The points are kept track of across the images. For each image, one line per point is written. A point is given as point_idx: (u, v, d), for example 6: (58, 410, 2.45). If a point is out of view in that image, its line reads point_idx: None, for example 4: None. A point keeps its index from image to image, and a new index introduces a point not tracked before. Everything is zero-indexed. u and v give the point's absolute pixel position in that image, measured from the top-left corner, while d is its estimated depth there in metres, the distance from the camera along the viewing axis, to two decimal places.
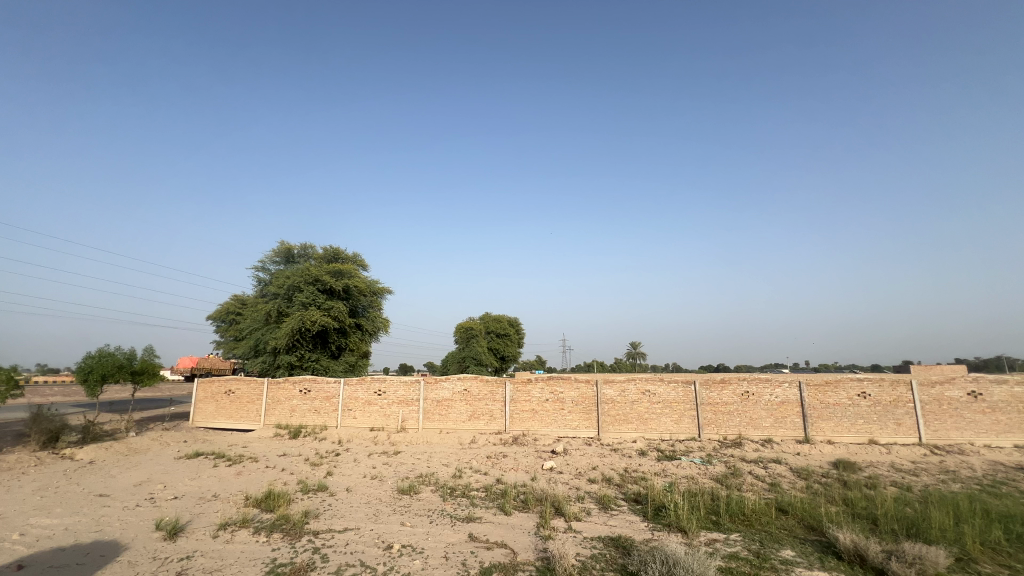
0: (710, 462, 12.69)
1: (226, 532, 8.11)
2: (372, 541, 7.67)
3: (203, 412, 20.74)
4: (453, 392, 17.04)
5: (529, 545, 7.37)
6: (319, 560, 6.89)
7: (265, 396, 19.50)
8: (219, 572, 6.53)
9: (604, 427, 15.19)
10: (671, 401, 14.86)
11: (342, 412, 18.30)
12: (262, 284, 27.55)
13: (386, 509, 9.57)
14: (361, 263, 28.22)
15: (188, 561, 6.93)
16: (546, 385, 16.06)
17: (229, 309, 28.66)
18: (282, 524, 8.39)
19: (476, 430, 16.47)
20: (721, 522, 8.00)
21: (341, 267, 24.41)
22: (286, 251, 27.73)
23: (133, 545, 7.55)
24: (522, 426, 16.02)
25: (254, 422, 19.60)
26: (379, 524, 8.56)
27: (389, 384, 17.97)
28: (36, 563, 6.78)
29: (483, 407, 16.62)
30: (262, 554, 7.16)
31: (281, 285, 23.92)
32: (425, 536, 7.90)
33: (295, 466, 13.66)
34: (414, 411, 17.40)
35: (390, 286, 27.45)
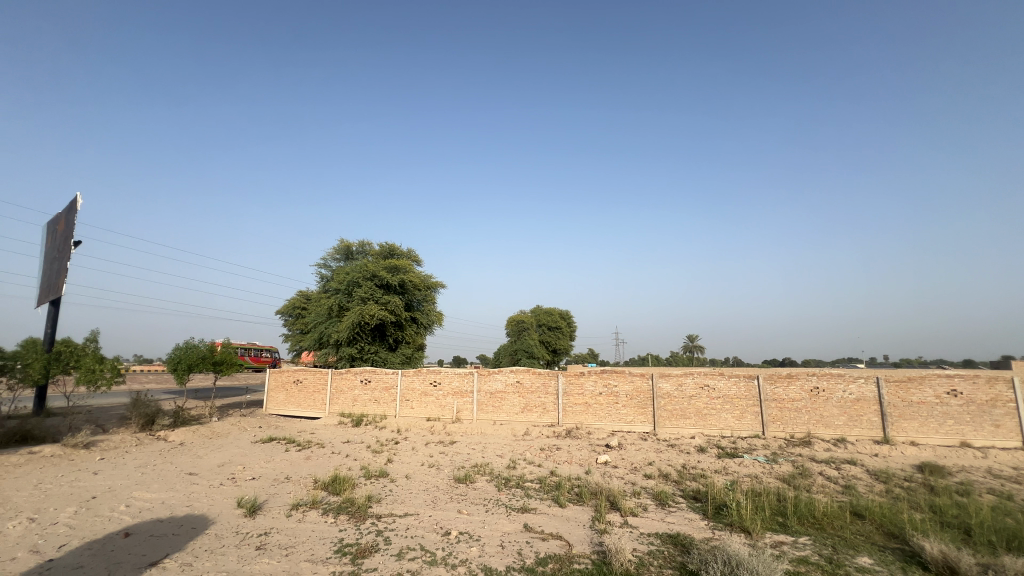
0: (776, 461, 12.04)
1: (298, 512, 8.70)
2: (430, 526, 7.94)
3: (275, 400, 22.28)
4: (506, 384, 17.25)
5: (584, 538, 7.36)
6: (383, 542, 7.24)
7: (330, 385, 20.64)
8: (293, 549, 7.03)
9: (660, 422, 14.81)
10: (733, 396, 14.22)
11: (401, 402, 19.02)
12: (324, 281, 29.10)
13: (443, 497, 9.86)
14: (415, 259, 29.11)
15: (267, 536, 7.51)
16: (600, 379, 15.86)
17: (295, 304, 30.48)
18: (348, 507, 8.89)
19: (529, 423, 16.58)
20: (789, 524, 7.60)
21: (397, 262, 25.33)
22: (345, 249, 29.11)
23: (219, 519, 8.29)
24: (576, 419, 15.94)
25: (320, 410, 20.81)
26: (438, 511, 8.87)
27: (444, 376, 18.46)
28: (139, 532, 7.61)
29: (535, 399, 16.69)
30: (330, 533, 7.62)
31: (342, 280, 25.12)
32: (481, 524, 8.09)
33: (358, 453, 14.39)
34: (468, 402, 17.78)
35: (442, 281, 28.17)
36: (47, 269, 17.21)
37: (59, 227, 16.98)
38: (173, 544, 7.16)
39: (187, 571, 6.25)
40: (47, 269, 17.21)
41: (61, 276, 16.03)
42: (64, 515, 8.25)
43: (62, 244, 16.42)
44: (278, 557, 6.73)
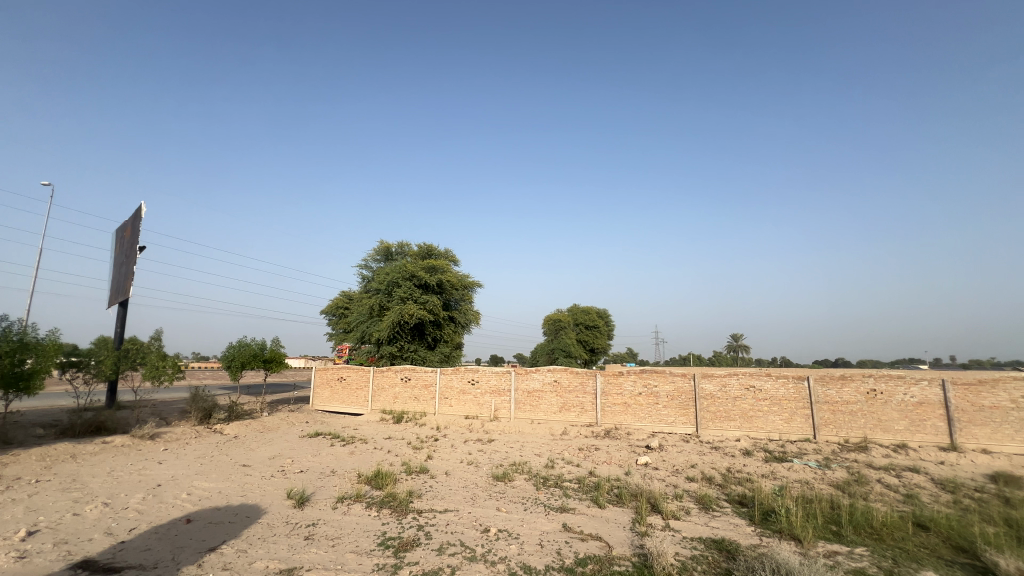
0: (828, 466, 11.44)
1: (344, 504, 9.02)
2: (470, 523, 8.05)
3: (320, 397, 23.17)
4: (544, 383, 17.22)
5: (624, 540, 7.25)
6: (424, 537, 7.40)
7: (372, 383, 21.27)
8: (339, 540, 7.29)
9: (703, 423, 14.38)
10: (780, 398, 13.63)
11: (440, 400, 19.35)
12: (365, 281, 29.99)
13: (482, 494, 9.96)
14: (452, 259, 29.57)
15: (315, 527, 7.82)
16: (639, 379, 15.56)
17: (338, 304, 31.54)
18: (391, 501, 9.14)
19: (567, 422, 16.48)
20: (844, 534, 7.21)
21: (435, 262, 25.80)
22: (385, 250, 29.87)
23: (271, 509, 8.71)
24: (614, 419, 15.72)
25: (363, 407, 21.47)
26: (477, 507, 8.97)
27: (482, 375, 18.64)
28: (200, 518, 8.11)
29: (573, 399, 16.58)
30: (373, 526, 7.85)
31: (383, 280, 25.80)
32: (520, 522, 8.12)
33: (399, 449, 14.76)
34: (506, 401, 17.87)
35: (479, 280, 28.47)
36: (116, 273, 18.60)
37: (126, 234, 18.31)
38: (229, 531, 7.58)
39: (242, 557, 6.60)
40: (116, 272, 18.59)
41: (128, 279, 17.28)
42: (133, 501, 8.89)
43: (129, 249, 17.71)
44: (325, 547, 7.00)
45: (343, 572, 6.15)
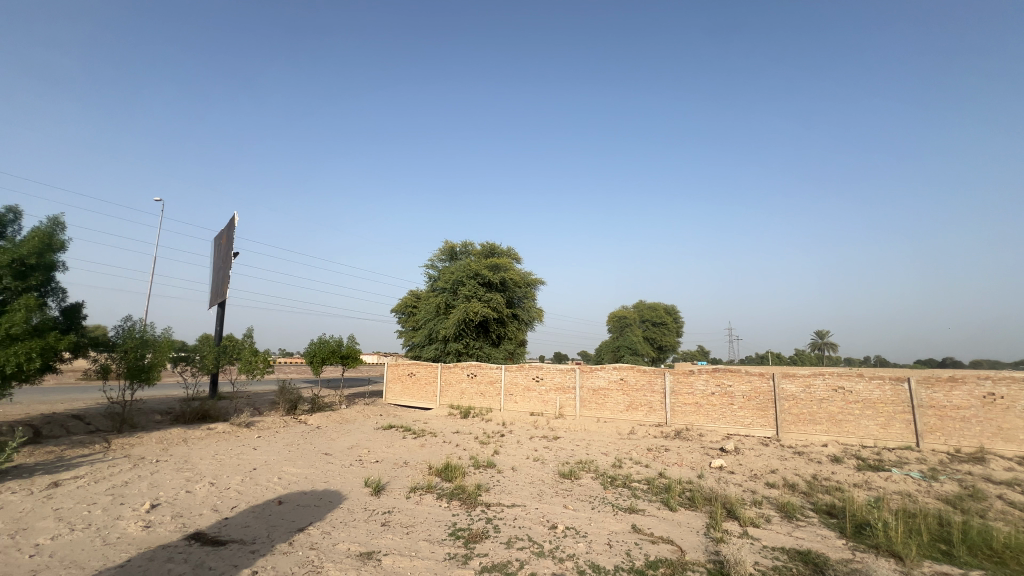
0: (935, 478, 10.25)
1: (417, 494, 9.44)
2: (537, 519, 8.10)
3: (393, 391, 24.37)
4: (609, 381, 16.92)
5: (698, 545, 6.96)
6: (492, 530, 7.55)
7: (440, 378, 22.02)
8: (413, 528, 7.63)
9: (784, 427, 13.43)
10: (875, 400, 12.40)
11: (505, 396, 19.62)
12: (431, 281, 31.07)
13: (549, 491, 9.99)
14: (515, 256, 29.91)
15: (390, 514, 8.24)
16: (711, 378, 14.84)
17: (407, 303, 32.91)
18: (460, 493, 9.43)
19: (635, 422, 16.07)
20: (956, 554, 6.43)
21: (498, 261, 26.21)
22: (450, 250, 30.77)
23: (351, 496, 9.31)
24: (685, 420, 15.10)
25: (432, 401, 22.28)
26: (544, 504, 9.01)
27: (547, 372, 18.66)
28: (289, 501, 8.85)
29: (641, 398, 16.14)
30: (445, 517, 8.13)
31: (448, 279, 26.56)
32: (588, 521, 8.04)
33: (467, 443, 15.16)
34: (570, 398, 17.79)
35: (541, 278, 28.60)
36: (215, 276, 20.69)
37: (222, 241, 20.32)
38: (315, 514, 8.20)
39: (327, 538, 7.11)
40: (215, 276, 20.65)
41: (225, 282, 19.14)
42: (234, 482, 9.89)
43: (225, 256, 19.61)
44: (400, 534, 7.36)
45: (418, 559, 6.43)
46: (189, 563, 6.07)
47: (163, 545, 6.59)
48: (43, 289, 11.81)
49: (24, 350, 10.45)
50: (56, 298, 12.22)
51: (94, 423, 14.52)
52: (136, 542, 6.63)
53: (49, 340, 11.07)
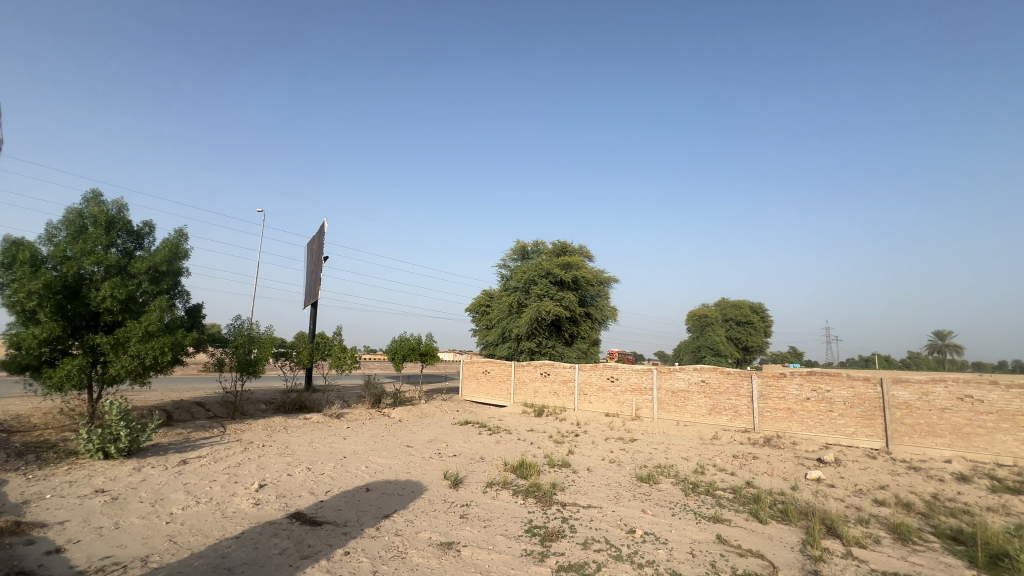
0: None
1: (493, 490, 9.64)
2: (615, 522, 7.93)
3: (469, 388, 25.12)
4: (690, 383, 16.15)
5: (793, 563, 6.42)
6: (569, 529, 7.52)
7: (513, 377, 22.32)
8: (491, 522, 7.81)
9: (896, 438, 11.96)
10: (1014, 412, 10.62)
11: (579, 395, 19.43)
12: (504, 280, 31.52)
13: (626, 494, 9.73)
14: (587, 254, 29.57)
15: (468, 507, 8.50)
16: (806, 382, 13.64)
17: (480, 302, 33.70)
18: (535, 491, 9.49)
19: (719, 427, 15.16)
20: None
21: (569, 259, 26.05)
22: (521, 249, 31.06)
23: (432, 487, 9.71)
24: (775, 427, 14.01)
25: (506, 399, 22.65)
26: (621, 507, 8.80)
27: (622, 372, 18.22)
28: (376, 488, 9.44)
29: (724, 401, 15.22)
30: (520, 513, 8.23)
31: (520, 279, 26.82)
32: (668, 528, 7.74)
33: (542, 442, 15.21)
34: (648, 400, 17.23)
35: (614, 276, 28.01)
36: (309, 279, 22.57)
37: (313, 247, 22.15)
38: (399, 502, 8.69)
39: (411, 526, 7.49)
40: (309, 279, 22.54)
41: (317, 284, 20.82)
42: (327, 468, 10.74)
43: (316, 260, 21.35)
44: (479, 527, 7.56)
45: (495, 553, 6.56)
46: (291, 539, 6.69)
47: (270, 522, 7.33)
48: (172, 291, 13.60)
49: (159, 345, 12.12)
50: (183, 300, 14.01)
51: (213, 410, 16.47)
52: (248, 517, 7.44)
53: (177, 336, 12.75)
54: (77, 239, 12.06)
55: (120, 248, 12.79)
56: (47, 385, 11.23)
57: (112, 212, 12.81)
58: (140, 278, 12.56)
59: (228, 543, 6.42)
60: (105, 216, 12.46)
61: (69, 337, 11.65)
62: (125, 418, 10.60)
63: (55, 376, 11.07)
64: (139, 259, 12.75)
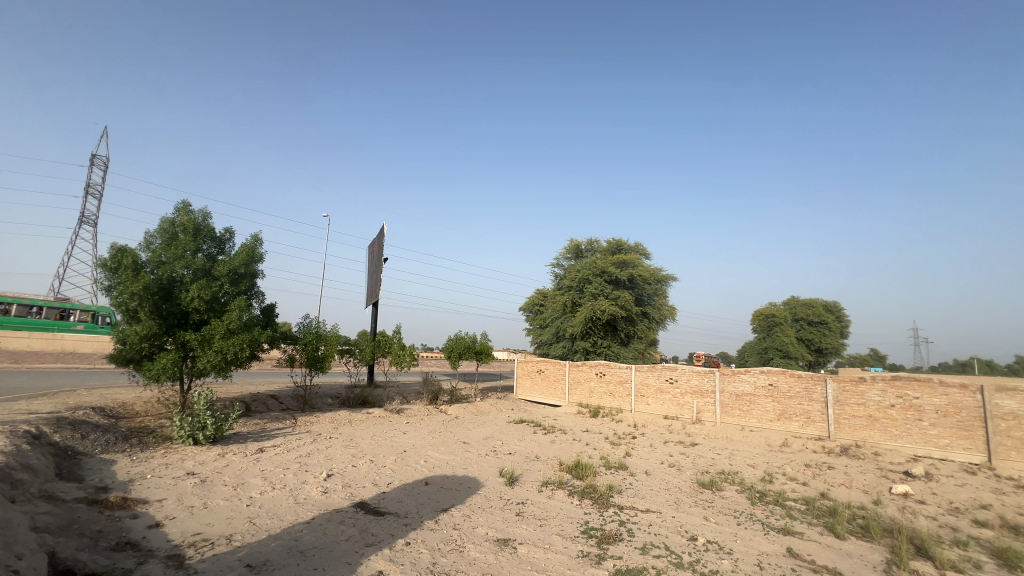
0: None
1: (549, 489, 9.63)
2: (675, 528, 7.67)
3: (523, 387, 25.24)
4: (756, 386, 15.31)
5: None
6: (626, 533, 7.37)
7: (568, 376, 22.17)
8: (547, 521, 7.81)
9: (1000, 453, 10.65)
10: None
11: (636, 397, 18.97)
12: (558, 279, 31.37)
13: (687, 500, 9.38)
14: (643, 252, 28.81)
15: (524, 505, 8.55)
16: (890, 387, 12.49)
17: (534, 301, 33.76)
18: (592, 492, 9.38)
19: (789, 433, 14.24)
20: None
21: (625, 257, 25.52)
22: (575, 248, 30.77)
23: (488, 484, 9.86)
24: (854, 435, 12.94)
25: (560, 399, 22.53)
26: (682, 513, 8.50)
27: (681, 374, 17.59)
28: (435, 483, 9.73)
29: (795, 407, 14.28)
30: (577, 514, 8.17)
31: (574, 278, 26.58)
32: (733, 537, 7.38)
33: (597, 443, 14.99)
34: (709, 403, 16.52)
35: (673, 274, 27.09)
36: (370, 280, 23.63)
37: (374, 249, 23.17)
38: (457, 497, 8.90)
39: (468, 521, 7.66)
40: (370, 279, 23.57)
41: (378, 284, 21.75)
42: (389, 461, 11.19)
43: (377, 262, 22.30)
44: (535, 525, 7.59)
45: (552, 552, 6.56)
46: (356, 527, 7.04)
47: (337, 509, 7.75)
48: (249, 292, 14.71)
49: (239, 342, 13.17)
50: (258, 300, 15.12)
51: (286, 402, 17.67)
52: (318, 504, 7.91)
53: (254, 333, 13.78)
54: (170, 245, 13.36)
55: (205, 253, 14.00)
56: (147, 376, 12.54)
57: (199, 220, 14.06)
58: (222, 280, 13.70)
59: (300, 527, 6.87)
60: (193, 223, 13.70)
61: (164, 334, 12.93)
62: (211, 408, 11.61)
63: (153, 369, 12.34)
64: (221, 262, 13.89)
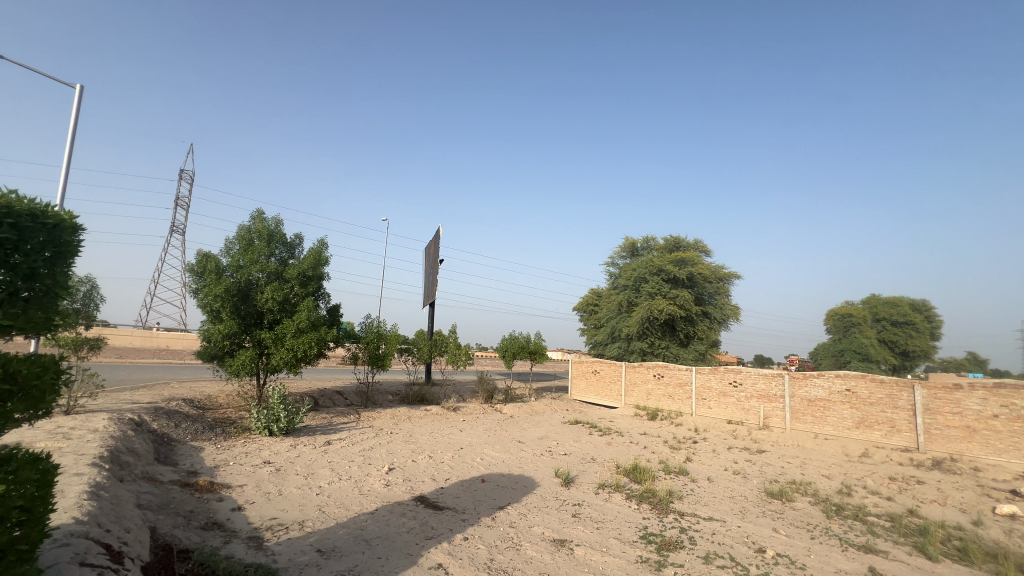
0: None
1: (605, 492, 9.48)
2: (741, 538, 7.31)
3: (578, 388, 25.00)
4: (831, 392, 14.25)
5: None
6: (688, 540, 7.11)
7: (624, 377, 21.71)
8: (603, 524, 7.69)
9: None
10: None
11: (697, 400, 18.24)
12: (612, 278, 30.81)
13: (754, 510, 8.88)
14: (703, 249, 27.66)
15: (580, 507, 8.47)
16: (991, 396, 11.16)
17: (589, 301, 33.33)
18: (650, 497, 9.13)
19: (869, 443, 13.11)
20: None
21: (684, 255, 24.63)
22: (630, 246, 30.09)
23: (543, 484, 9.85)
24: (948, 448, 11.70)
25: (616, 401, 22.11)
26: (748, 523, 8.08)
27: (746, 377, 16.74)
28: (491, 480, 9.88)
29: (877, 415, 13.14)
30: (635, 518, 7.99)
31: (629, 277, 25.99)
32: (807, 552, 6.91)
33: (656, 446, 14.57)
34: (778, 408, 15.57)
35: (736, 271, 25.81)
36: (427, 281, 24.35)
37: (430, 251, 23.83)
38: (513, 495, 8.98)
39: (524, 520, 7.69)
40: (427, 281, 24.29)
41: (434, 285, 22.38)
42: (447, 458, 11.48)
43: (433, 263, 22.95)
44: (591, 528, 7.50)
45: (609, 556, 6.45)
46: (417, 520, 7.29)
47: (398, 502, 8.06)
48: (317, 294, 15.60)
49: (308, 340, 14.02)
50: (325, 301, 16.01)
51: (350, 398, 18.62)
52: (381, 496, 8.28)
53: (322, 332, 14.60)
54: (247, 251, 14.47)
55: (278, 257, 15.03)
56: (228, 372, 13.64)
57: (271, 227, 15.12)
58: (293, 282, 14.64)
59: (365, 517, 7.21)
60: (266, 230, 14.75)
61: (243, 333, 14.02)
62: (284, 402, 12.45)
63: (234, 364, 13.42)
64: (292, 266, 14.84)
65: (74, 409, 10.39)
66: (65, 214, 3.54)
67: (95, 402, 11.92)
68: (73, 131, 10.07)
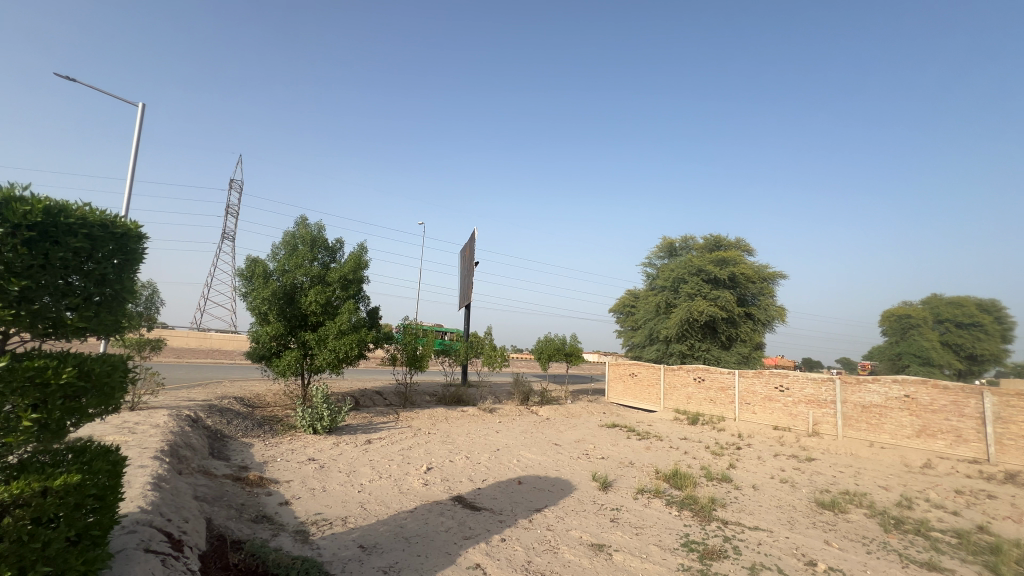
0: None
1: (644, 497, 9.29)
2: (789, 550, 6.99)
3: (616, 390, 24.63)
4: (888, 398, 13.41)
5: None
6: (732, 550, 6.87)
7: (662, 380, 21.22)
8: (642, 530, 7.53)
9: None
10: None
11: (740, 405, 17.61)
12: (650, 279, 30.21)
13: (803, 520, 8.47)
14: (746, 248, 26.70)
15: (618, 512, 8.33)
16: None
17: (625, 302, 32.80)
18: (691, 504, 8.87)
19: (932, 453, 12.24)
20: None
21: (725, 254, 23.86)
22: (668, 246, 29.41)
23: (580, 487, 9.76)
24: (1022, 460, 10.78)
25: (655, 404, 21.63)
26: (797, 534, 7.72)
27: (794, 381, 16.02)
28: (528, 482, 9.88)
29: (940, 423, 12.27)
30: (676, 525, 7.79)
31: (668, 277, 25.41)
32: (862, 567, 6.54)
33: (697, 451, 14.16)
34: (829, 414, 14.81)
35: (781, 271, 24.76)
36: (463, 283, 24.64)
37: (465, 253, 24.10)
38: (549, 498, 8.94)
39: (561, 523, 7.64)
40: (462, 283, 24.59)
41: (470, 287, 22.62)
42: (483, 459, 11.56)
43: (468, 266, 23.21)
44: (630, 533, 7.36)
45: (649, 563, 6.31)
46: (455, 519, 7.38)
47: (437, 501, 8.19)
48: (357, 296, 16.09)
49: (349, 342, 14.48)
50: (365, 303, 16.48)
51: (389, 398, 19.07)
52: (419, 495, 8.43)
53: (362, 334, 15.04)
54: (292, 256, 15.09)
55: (320, 261, 15.59)
56: (275, 371, 14.26)
57: (314, 232, 15.71)
58: (335, 285, 15.14)
59: (405, 515, 7.37)
60: (309, 236, 15.34)
61: (289, 334, 14.63)
62: (327, 401, 12.89)
63: (281, 365, 14.02)
64: (333, 269, 15.37)
65: (138, 405, 11.14)
66: (131, 225, 3.79)
67: (157, 399, 12.74)
68: (136, 146, 10.84)
